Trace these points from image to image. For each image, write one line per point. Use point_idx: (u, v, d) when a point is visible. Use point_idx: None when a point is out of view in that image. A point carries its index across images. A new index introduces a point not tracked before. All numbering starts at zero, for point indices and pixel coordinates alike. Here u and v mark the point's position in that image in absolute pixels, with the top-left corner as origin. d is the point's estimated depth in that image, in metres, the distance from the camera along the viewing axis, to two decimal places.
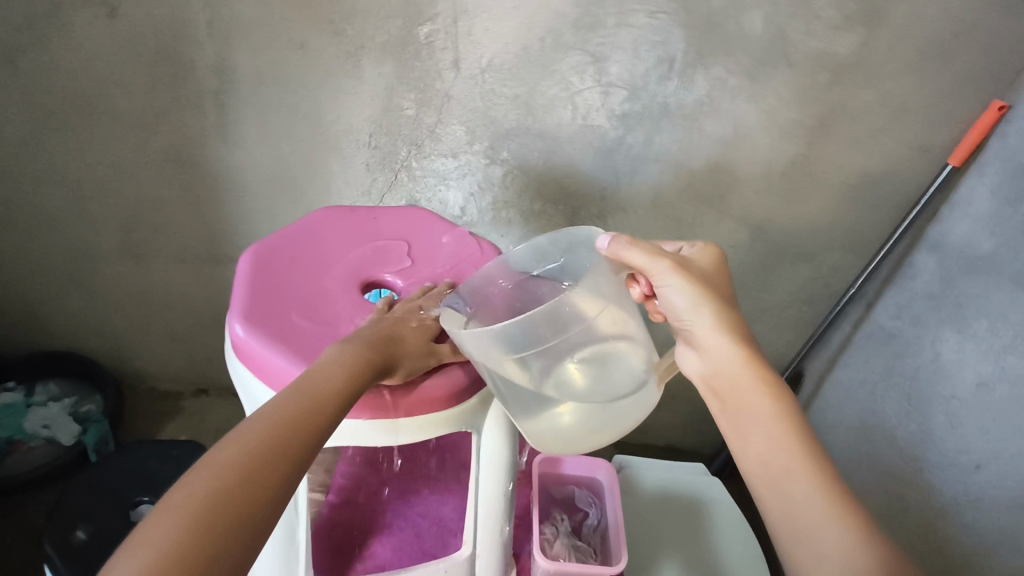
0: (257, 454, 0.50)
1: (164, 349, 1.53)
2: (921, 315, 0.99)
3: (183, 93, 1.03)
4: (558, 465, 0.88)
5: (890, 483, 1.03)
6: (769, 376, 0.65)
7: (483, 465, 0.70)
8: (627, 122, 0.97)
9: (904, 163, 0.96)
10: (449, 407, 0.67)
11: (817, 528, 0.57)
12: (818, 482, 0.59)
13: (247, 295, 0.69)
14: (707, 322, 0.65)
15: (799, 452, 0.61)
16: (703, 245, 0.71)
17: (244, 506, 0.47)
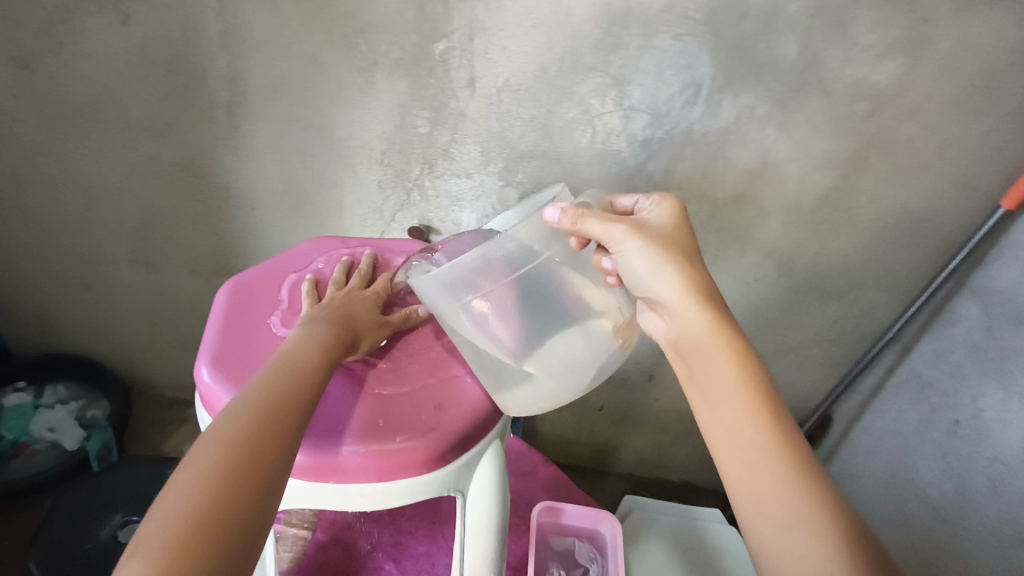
0: (256, 423, 0.52)
1: (173, 356, 1.52)
2: (962, 366, 0.91)
3: (195, 104, 1.01)
4: (559, 515, 0.83)
5: (920, 546, 0.95)
6: (736, 338, 0.61)
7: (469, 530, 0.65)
8: (648, 148, 0.92)
9: (948, 202, 0.89)
10: (424, 472, 0.63)
11: (779, 502, 0.53)
12: (782, 453, 0.55)
13: (219, 330, 0.69)
14: (670, 284, 0.62)
15: (764, 420, 0.57)
16: (662, 200, 0.69)
17: (264, 464, 0.50)
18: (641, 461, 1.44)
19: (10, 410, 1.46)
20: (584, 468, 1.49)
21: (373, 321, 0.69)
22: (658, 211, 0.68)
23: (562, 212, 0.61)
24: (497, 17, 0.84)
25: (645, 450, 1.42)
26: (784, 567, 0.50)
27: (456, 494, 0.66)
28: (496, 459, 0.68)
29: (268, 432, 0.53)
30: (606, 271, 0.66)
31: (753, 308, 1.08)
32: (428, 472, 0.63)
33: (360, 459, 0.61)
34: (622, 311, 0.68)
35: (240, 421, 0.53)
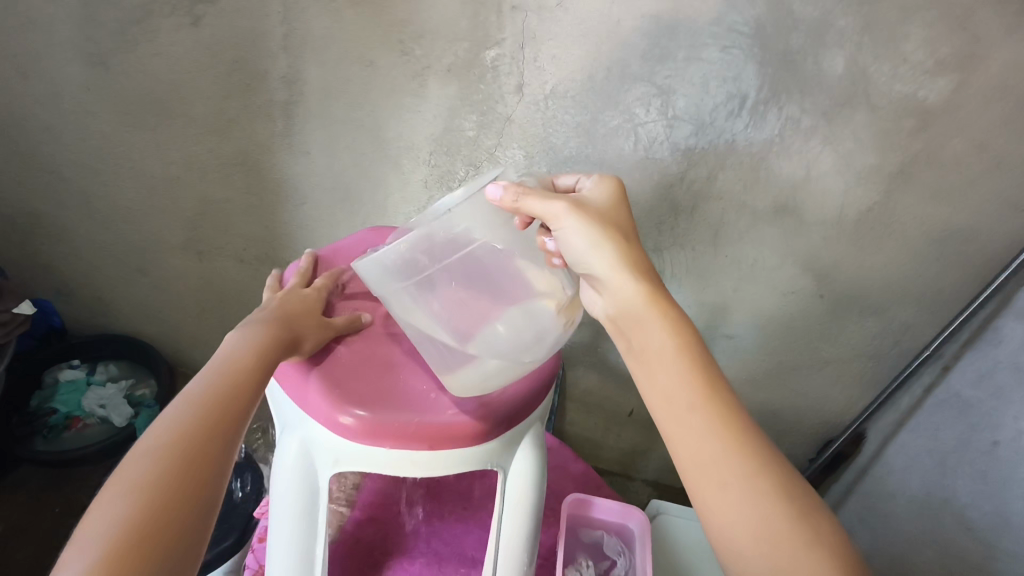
0: (183, 438, 0.55)
1: (218, 342, 1.59)
2: (1004, 388, 0.90)
3: (255, 102, 1.06)
4: (588, 508, 0.85)
5: (953, 566, 0.94)
6: (667, 308, 0.63)
7: (506, 506, 0.68)
8: (691, 157, 0.94)
9: (996, 221, 0.88)
10: (476, 443, 0.66)
11: (716, 462, 0.56)
12: (714, 416, 0.58)
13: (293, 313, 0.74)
14: (607, 257, 0.64)
15: (696, 386, 0.59)
16: (601, 181, 0.71)
17: (186, 486, 0.52)
18: (669, 468, 1.45)
19: (66, 385, 1.54)
20: (611, 472, 1.50)
21: (313, 321, 0.71)
22: (597, 191, 0.70)
23: (504, 190, 0.62)
24: (547, 27, 0.87)
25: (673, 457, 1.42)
26: (727, 522, 0.55)
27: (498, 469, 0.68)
28: (535, 442, 0.71)
29: (199, 446, 0.55)
30: (550, 252, 0.68)
31: (789, 320, 1.08)
32: (475, 446, 0.66)
33: (412, 429, 0.64)
34: (566, 290, 0.68)
35: (173, 433, 0.55)
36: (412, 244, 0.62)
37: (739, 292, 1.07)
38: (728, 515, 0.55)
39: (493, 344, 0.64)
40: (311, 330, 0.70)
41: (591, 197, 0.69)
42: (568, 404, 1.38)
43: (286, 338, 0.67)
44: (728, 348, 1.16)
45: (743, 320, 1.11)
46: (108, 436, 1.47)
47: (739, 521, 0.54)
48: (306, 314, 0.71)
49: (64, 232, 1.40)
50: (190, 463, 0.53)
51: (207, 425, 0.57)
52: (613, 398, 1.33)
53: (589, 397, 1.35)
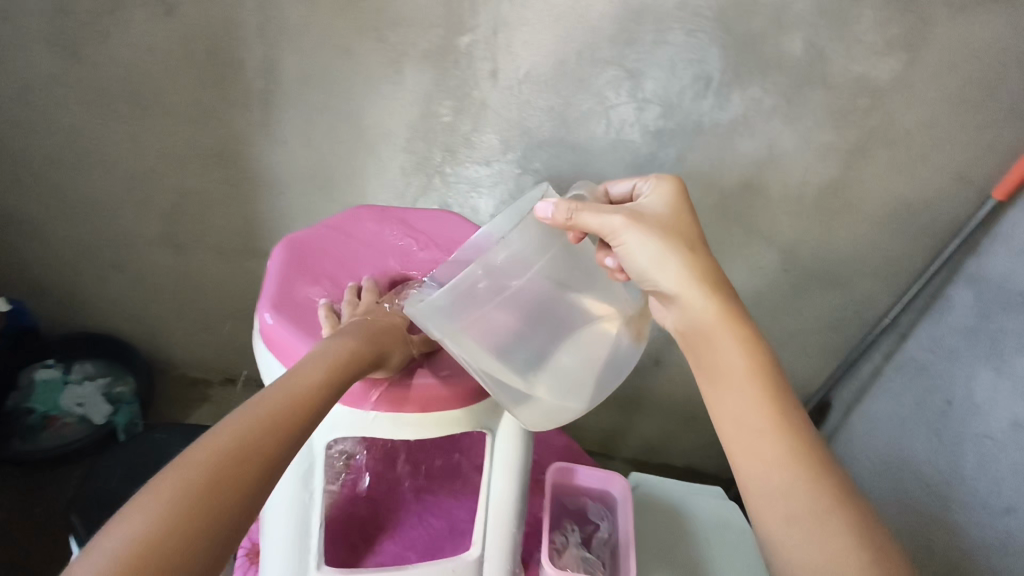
0: (235, 454, 0.50)
1: (197, 336, 1.58)
2: (956, 351, 0.96)
3: (231, 92, 1.07)
4: (572, 476, 0.88)
5: (913, 520, 1.00)
6: (743, 327, 0.62)
7: (498, 464, 0.72)
8: (660, 138, 0.97)
9: (944, 193, 0.94)
10: (471, 403, 0.69)
11: (786, 492, 0.56)
12: (788, 443, 0.58)
13: (277, 289, 0.72)
14: (673, 270, 0.63)
15: (770, 412, 0.60)
16: (660, 184, 0.69)
17: (223, 509, 0.47)
18: (647, 444, 1.49)
19: (41, 384, 1.52)
20: (590, 451, 1.54)
21: (399, 338, 0.68)
22: (658, 196, 0.69)
23: (556, 207, 0.64)
24: (520, 13, 0.90)
25: (651, 434, 1.47)
26: (788, 548, 0.55)
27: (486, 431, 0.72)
28: None
29: (238, 474, 0.49)
30: (612, 269, 0.70)
31: (757, 294, 1.13)
32: (469, 406, 0.69)
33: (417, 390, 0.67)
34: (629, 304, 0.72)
35: (219, 451, 0.50)
36: (472, 280, 0.60)
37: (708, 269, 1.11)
38: (793, 545, 0.55)
39: (559, 374, 0.67)
40: (397, 346, 0.67)
41: (650, 205, 0.68)
42: None
43: (372, 358, 0.64)
44: None
45: None
46: (87, 434, 1.46)
47: (804, 553, 0.54)
48: (394, 331, 0.68)
49: (36, 228, 1.39)
50: (224, 489, 0.48)
51: (259, 444, 0.52)
52: None
53: None
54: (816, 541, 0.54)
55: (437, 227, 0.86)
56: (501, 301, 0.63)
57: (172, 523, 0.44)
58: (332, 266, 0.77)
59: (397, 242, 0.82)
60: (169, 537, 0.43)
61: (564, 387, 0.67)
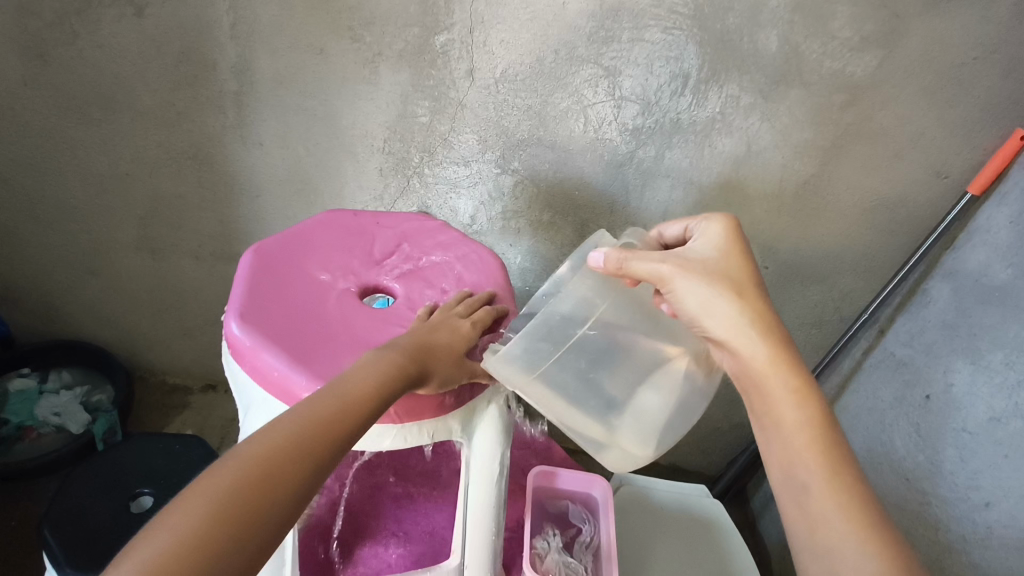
0: (285, 449, 0.51)
1: (175, 342, 1.56)
2: (933, 345, 0.97)
3: (204, 93, 1.05)
4: (552, 479, 0.87)
5: (894, 514, 1.00)
6: (797, 373, 0.61)
7: (474, 476, 0.71)
8: (638, 136, 0.97)
9: (920, 188, 0.94)
10: (439, 415, 0.68)
11: (833, 540, 0.55)
12: (839, 490, 0.57)
13: (245, 297, 0.70)
14: (727, 313, 0.62)
15: (821, 457, 0.59)
16: (714, 228, 0.69)
17: (267, 504, 0.48)
18: None
19: (15, 395, 1.48)
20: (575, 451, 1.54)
21: (455, 360, 0.66)
22: (711, 240, 0.68)
23: (607, 256, 0.63)
24: (495, 11, 0.89)
25: None
26: None
27: (462, 440, 0.71)
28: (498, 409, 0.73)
29: (279, 479, 0.50)
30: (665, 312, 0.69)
31: None
32: (436, 417, 0.68)
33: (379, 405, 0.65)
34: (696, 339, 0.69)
35: (266, 453, 0.50)
36: (536, 330, 0.62)
37: None
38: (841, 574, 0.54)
39: (635, 421, 0.65)
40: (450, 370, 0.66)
41: (704, 250, 0.67)
42: None
43: (415, 380, 0.62)
44: None
45: None
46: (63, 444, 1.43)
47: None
48: (450, 352, 0.66)
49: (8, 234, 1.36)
50: (264, 493, 0.48)
51: (309, 442, 0.52)
52: None
53: None
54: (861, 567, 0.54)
55: (407, 234, 0.85)
56: (571, 349, 0.64)
57: (207, 524, 0.45)
58: (305, 275, 0.75)
59: (367, 250, 0.81)
60: (202, 539, 0.44)
61: (639, 433, 0.65)
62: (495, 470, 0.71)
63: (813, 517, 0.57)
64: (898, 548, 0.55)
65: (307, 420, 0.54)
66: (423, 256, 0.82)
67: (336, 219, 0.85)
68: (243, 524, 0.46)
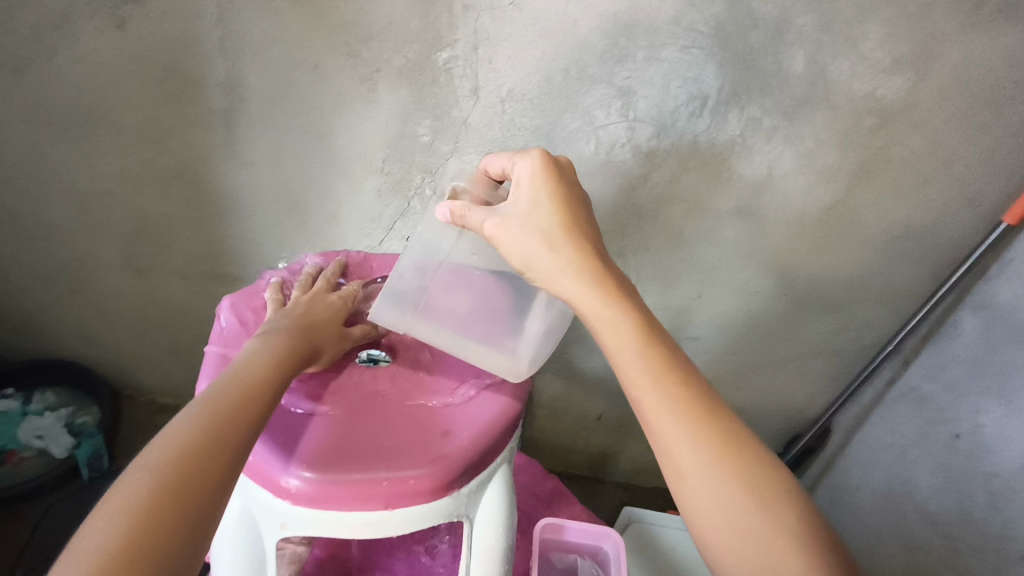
0: (192, 441, 0.49)
1: (164, 362, 1.50)
2: (961, 381, 0.92)
3: (191, 110, 0.99)
4: (561, 532, 0.82)
5: (917, 557, 0.95)
6: (626, 304, 0.58)
7: (474, 549, 0.64)
8: (652, 159, 0.91)
9: (950, 216, 0.89)
10: (435, 499, 0.62)
11: (682, 461, 0.51)
12: (684, 408, 0.53)
13: (223, 358, 0.70)
14: (552, 261, 0.59)
15: (659, 379, 0.54)
16: (532, 162, 0.64)
17: (192, 496, 0.46)
18: (639, 469, 1.44)
19: None
20: (580, 478, 1.48)
21: (330, 327, 0.69)
22: (526, 170, 0.64)
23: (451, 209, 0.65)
24: (502, 27, 0.83)
25: (643, 459, 1.41)
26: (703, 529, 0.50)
27: (463, 517, 0.64)
28: (506, 480, 0.68)
29: (219, 449, 0.50)
30: None
31: (752, 320, 1.08)
32: (433, 501, 0.62)
33: (367, 488, 0.60)
34: None
35: (214, 418, 0.52)
36: (395, 295, 0.68)
37: (703, 296, 1.06)
38: (702, 503, 0.50)
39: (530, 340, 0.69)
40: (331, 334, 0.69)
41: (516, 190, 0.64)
42: (535, 411, 1.35)
43: (307, 340, 0.66)
44: (695, 350, 1.15)
45: (708, 322, 1.10)
46: (46, 470, 1.37)
47: (718, 519, 0.49)
48: (323, 321, 0.69)
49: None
50: (231, 450, 0.51)
51: (215, 431, 0.51)
52: (581, 403, 1.31)
53: (555, 405, 1.32)
54: (721, 504, 0.49)
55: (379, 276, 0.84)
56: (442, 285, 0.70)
57: (186, 483, 0.47)
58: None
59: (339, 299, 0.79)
60: (191, 492, 0.46)
61: (535, 353, 0.68)
62: (498, 545, 0.65)
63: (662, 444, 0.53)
64: (753, 464, 0.51)
65: (205, 415, 0.52)
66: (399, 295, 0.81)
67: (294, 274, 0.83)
68: (171, 526, 0.44)
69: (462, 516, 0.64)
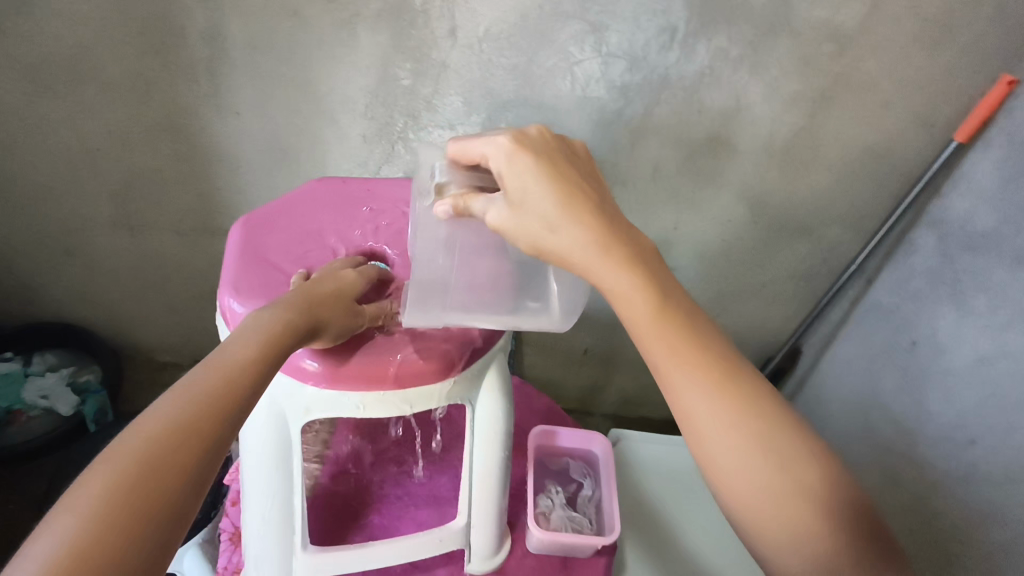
0: (163, 433, 0.46)
1: (161, 320, 1.54)
2: (919, 292, 0.99)
3: (174, 62, 1.01)
4: (553, 438, 0.92)
5: (881, 455, 1.04)
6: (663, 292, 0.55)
7: (479, 439, 0.72)
8: (626, 94, 0.95)
9: (908, 137, 0.94)
10: (445, 379, 0.67)
11: (724, 456, 0.52)
12: (725, 400, 0.52)
13: (238, 269, 0.69)
14: (577, 242, 0.54)
15: (697, 366, 0.53)
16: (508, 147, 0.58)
17: (156, 499, 0.43)
18: (625, 400, 1.52)
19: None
20: (570, 410, 1.56)
21: (340, 306, 0.62)
22: (501, 155, 0.58)
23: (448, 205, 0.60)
24: None
25: (629, 390, 1.49)
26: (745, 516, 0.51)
27: (465, 402, 0.70)
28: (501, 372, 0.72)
29: (187, 448, 0.47)
30: None
31: (727, 247, 1.14)
32: (442, 381, 0.67)
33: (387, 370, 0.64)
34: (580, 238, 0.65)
35: (182, 424, 0.47)
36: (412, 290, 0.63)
37: (681, 227, 1.11)
38: (742, 492, 0.51)
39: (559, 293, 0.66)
40: (343, 317, 0.62)
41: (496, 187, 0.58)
42: (525, 349, 1.41)
43: (309, 327, 0.59)
44: None
45: (686, 252, 1.16)
46: (55, 426, 1.41)
47: (750, 493, 0.50)
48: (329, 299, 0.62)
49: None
50: (197, 461, 0.47)
51: (190, 427, 0.48)
52: (568, 338, 1.37)
53: (544, 341, 1.38)
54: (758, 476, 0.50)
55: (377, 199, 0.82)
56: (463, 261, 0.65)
57: (143, 495, 0.43)
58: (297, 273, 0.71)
59: (345, 226, 0.78)
60: (142, 513, 0.42)
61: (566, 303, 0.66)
62: (501, 432, 0.72)
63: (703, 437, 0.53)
64: (794, 456, 0.51)
65: (182, 405, 0.49)
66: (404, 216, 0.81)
67: (279, 211, 0.78)
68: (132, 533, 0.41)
69: (467, 400, 0.71)
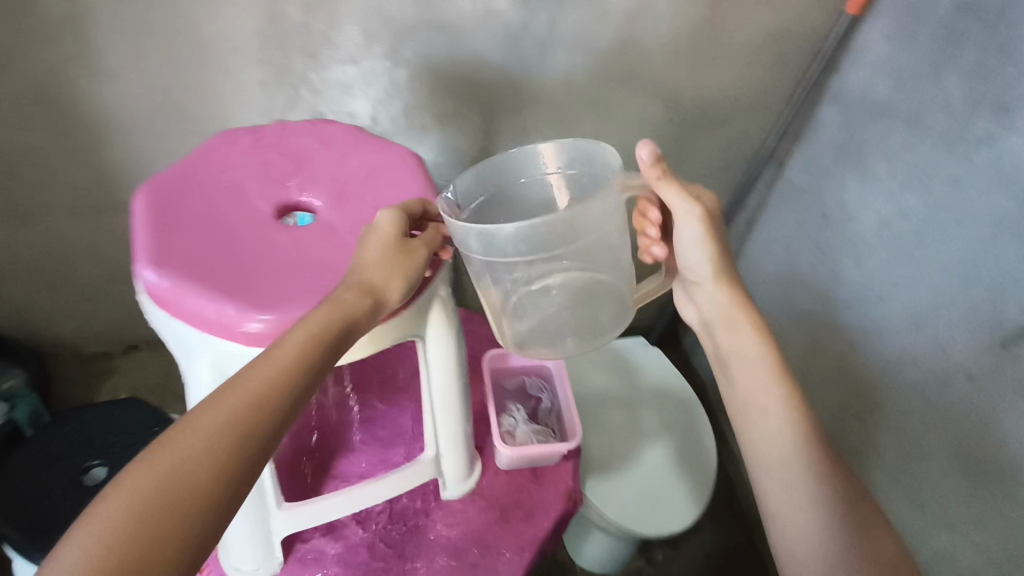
0: (202, 451, 0.49)
1: (77, 307, 1.44)
2: (827, 166, 1.04)
3: (26, 24, 0.89)
4: (505, 361, 0.95)
5: (807, 324, 1.13)
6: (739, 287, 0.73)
7: (433, 365, 0.73)
8: (528, 5, 0.92)
9: (803, 17, 0.97)
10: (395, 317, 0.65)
11: (759, 403, 0.69)
12: (771, 373, 0.69)
13: (151, 242, 0.65)
14: (698, 251, 0.71)
15: (766, 353, 0.70)
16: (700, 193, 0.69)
17: (188, 518, 0.46)
18: None
19: None
20: None
21: (399, 253, 0.62)
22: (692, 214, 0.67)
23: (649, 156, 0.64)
24: None
25: None
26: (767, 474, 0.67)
27: (415, 336, 0.70)
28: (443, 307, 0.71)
29: (222, 466, 0.49)
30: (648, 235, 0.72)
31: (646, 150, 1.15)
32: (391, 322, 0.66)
33: None
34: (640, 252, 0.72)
35: (225, 424, 0.50)
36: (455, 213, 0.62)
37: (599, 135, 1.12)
38: (765, 444, 0.67)
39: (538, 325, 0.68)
40: (401, 267, 0.62)
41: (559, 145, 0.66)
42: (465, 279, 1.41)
43: (370, 300, 0.59)
44: None
45: None
46: None
47: (777, 449, 0.66)
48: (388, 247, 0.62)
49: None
50: (232, 467, 0.49)
51: (225, 443, 0.49)
52: None
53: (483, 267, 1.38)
54: (780, 431, 0.67)
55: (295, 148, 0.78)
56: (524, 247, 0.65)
57: (165, 518, 0.45)
58: (210, 235, 0.67)
59: (263, 177, 0.74)
60: (185, 507, 0.46)
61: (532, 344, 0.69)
62: (450, 358, 0.73)
63: (749, 390, 0.70)
64: (810, 425, 0.67)
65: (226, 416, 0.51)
66: (323, 162, 0.77)
67: (191, 166, 0.74)
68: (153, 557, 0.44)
69: (418, 334, 0.70)
